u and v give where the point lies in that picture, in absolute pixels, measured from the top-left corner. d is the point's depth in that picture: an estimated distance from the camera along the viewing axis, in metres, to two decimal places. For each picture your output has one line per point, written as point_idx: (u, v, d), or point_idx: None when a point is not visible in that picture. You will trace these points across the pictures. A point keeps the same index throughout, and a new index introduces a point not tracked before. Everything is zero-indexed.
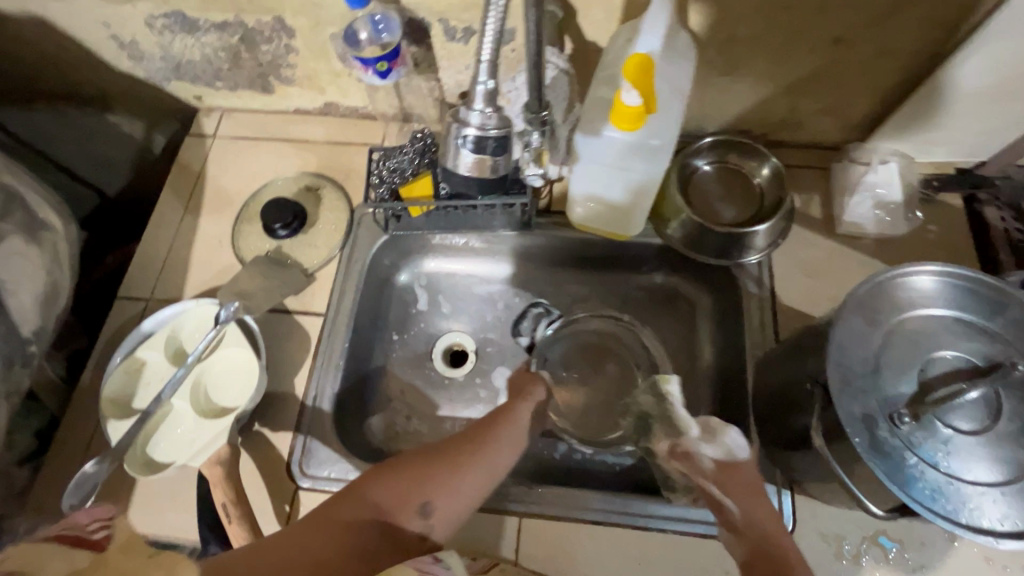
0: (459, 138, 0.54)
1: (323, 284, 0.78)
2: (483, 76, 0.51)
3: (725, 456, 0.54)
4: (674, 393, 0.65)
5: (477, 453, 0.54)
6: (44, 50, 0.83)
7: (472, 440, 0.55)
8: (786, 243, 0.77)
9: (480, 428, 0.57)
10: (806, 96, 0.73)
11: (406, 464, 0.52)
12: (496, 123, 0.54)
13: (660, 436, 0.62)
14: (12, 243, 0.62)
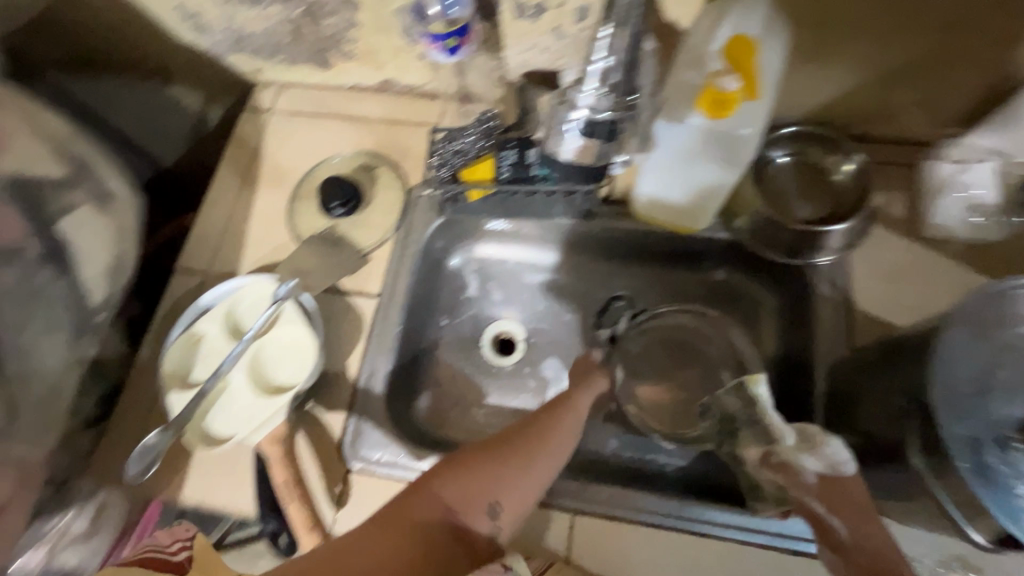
0: (567, 123, 0.61)
1: (377, 266, 0.77)
2: (602, 58, 0.54)
3: (827, 469, 0.51)
4: (764, 395, 0.60)
5: (535, 452, 0.55)
6: (109, 19, 0.83)
7: (531, 440, 0.56)
8: (865, 244, 0.72)
9: (537, 427, 0.58)
10: (900, 86, 0.68)
11: (471, 464, 0.52)
12: (607, 106, 0.58)
13: (750, 443, 0.60)
14: (84, 213, 0.63)
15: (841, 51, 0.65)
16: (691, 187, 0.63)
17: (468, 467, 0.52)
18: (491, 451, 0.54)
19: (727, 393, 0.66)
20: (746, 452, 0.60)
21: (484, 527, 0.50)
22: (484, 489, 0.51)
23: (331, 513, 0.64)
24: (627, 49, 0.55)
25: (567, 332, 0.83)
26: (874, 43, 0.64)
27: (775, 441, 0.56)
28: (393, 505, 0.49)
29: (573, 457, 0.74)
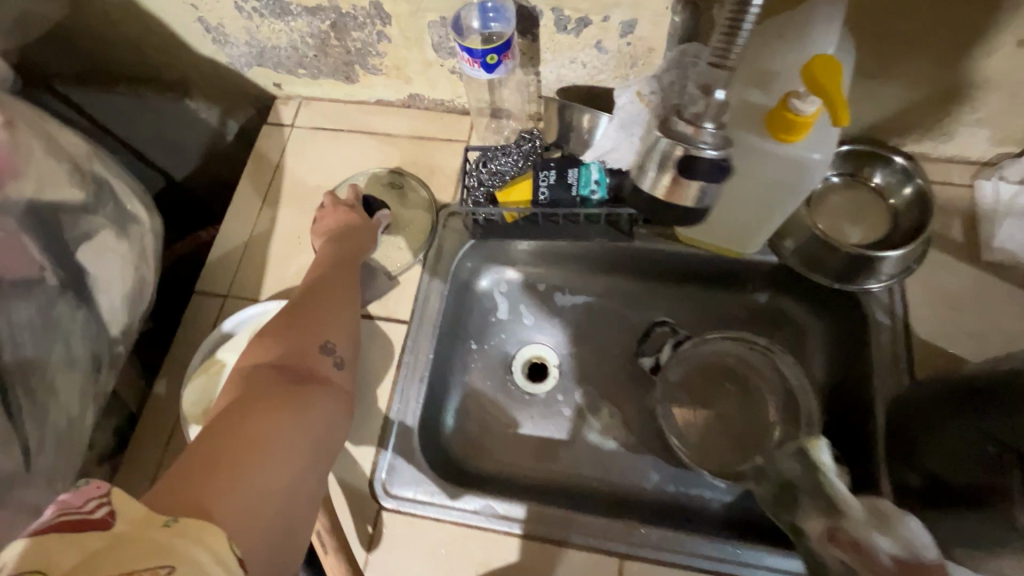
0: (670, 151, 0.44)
1: (406, 289, 0.74)
2: (719, 82, 0.42)
3: (907, 552, 0.48)
4: (826, 462, 0.57)
5: (330, 305, 0.64)
6: (126, 31, 0.80)
7: (309, 297, 0.65)
8: (923, 269, 0.68)
9: (329, 283, 0.67)
10: (963, 103, 0.65)
11: (281, 333, 0.60)
12: (718, 142, 0.43)
13: (810, 513, 0.55)
14: (104, 238, 0.60)
15: (902, 68, 0.62)
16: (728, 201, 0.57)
17: (269, 345, 0.58)
18: (289, 323, 0.61)
19: (785, 458, 0.61)
20: (807, 524, 0.55)
21: (328, 364, 0.59)
22: (306, 349, 0.59)
23: (361, 555, 0.61)
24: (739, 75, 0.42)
25: (603, 358, 0.79)
26: (938, 60, 0.60)
27: (840, 514, 0.53)
28: (234, 394, 0.51)
29: (614, 492, 0.70)
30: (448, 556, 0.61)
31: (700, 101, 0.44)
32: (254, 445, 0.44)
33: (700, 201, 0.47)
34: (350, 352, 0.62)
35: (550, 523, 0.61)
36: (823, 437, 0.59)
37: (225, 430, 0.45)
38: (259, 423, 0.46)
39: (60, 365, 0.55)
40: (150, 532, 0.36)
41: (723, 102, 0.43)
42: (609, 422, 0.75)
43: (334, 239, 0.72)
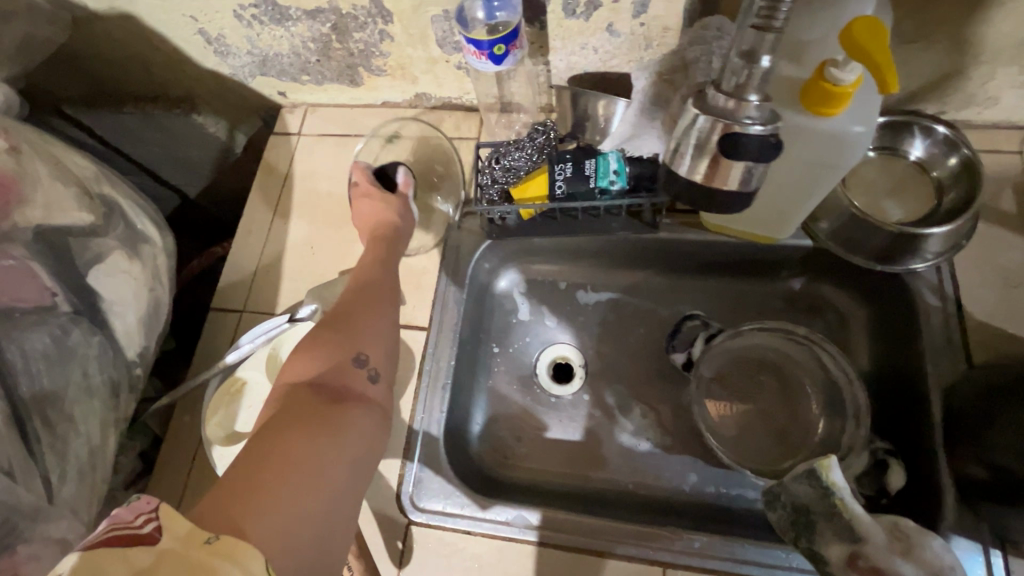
0: (694, 135, 0.39)
1: (424, 295, 0.72)
2: (768, 46, 0.34)
3: None
4: (842, 485, 0.51)
5: (366, 314, 0.61)
6: (130, 50, 0.80)
7: (345, 304, 0.62)
8: (972, 244, 0.64)
9: (365, 289, 0.64)
10: (1011, 65, 0.60)
11: (318, 343, 0.57)
12: (761, 116, 0.37)
13: (830, 540, 0.50)
14: (116, 261, 0.59)
15: (942, 30, 0.57)
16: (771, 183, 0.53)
17: (307, 355, 0.56)
18: (324, 331, 0.58)
19: (795, 480, 0.53)
20: (828, 551, 0.50)
21: (364, 379, 0.55)
22: (344, 360, 0.56)
23: (392, 573, 0.59)
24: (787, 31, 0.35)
25: (633, 356, 0.75)
26: (985, 16, 0.56)
27: (860, 539, 0.49)
28: (272, 411, 0.49)
29: (651, 495, 0.67)
30: (483, 571, 0.58)
31: (744, 71, 0.36)
32: (293, 468, 0.42)
33: (747, 183, 0.39)
34: (386, 366, 0.59)
35: (587, 534, 0.58)
36: (833, 455, 0.52)
37: (266, 448, 0.43)
38: (298, 445, 0.44)
39: (78, 395, 0.53)
40: (194, 551, 0.34)
41: (768, 67, 0.35)
42: (641, 423, 0.72)
43: (371, 247, 0.69)
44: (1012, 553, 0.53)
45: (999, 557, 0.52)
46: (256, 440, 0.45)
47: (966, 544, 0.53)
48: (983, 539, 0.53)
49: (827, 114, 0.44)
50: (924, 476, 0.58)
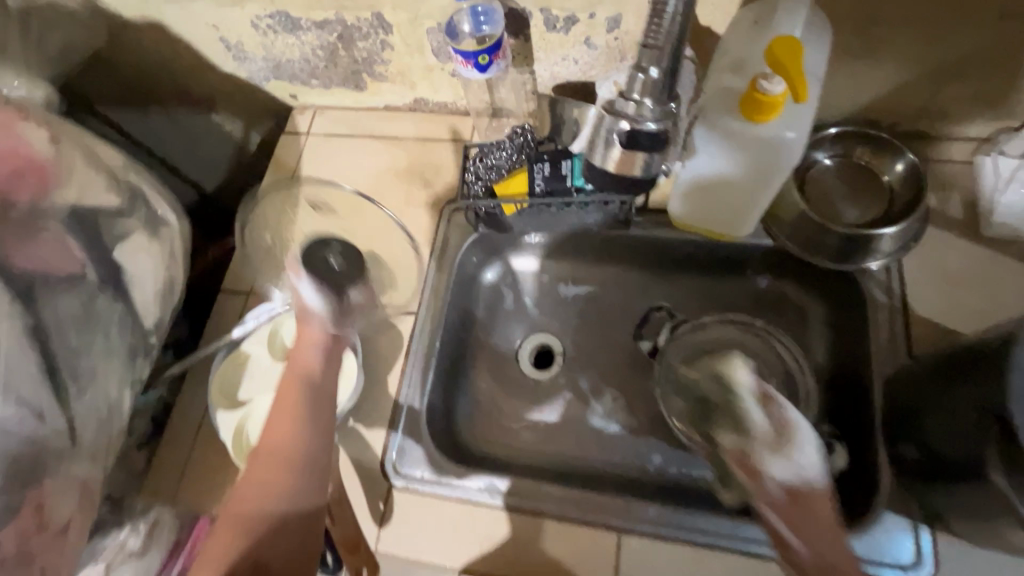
0: (612, 132, 0.49)
1: (414, 282, 0.78)
2: (650, 60, 0.44)
3: (797, 479, 0.56)
4: (744, 384, 0.65)
5: (259, 500, 0.51)
6: (158, 55, 0.88)
7: (260, 473, 0.53)
8: (920, 247, 0.68)
9: (296, 429, 0.55)
10: (955, 81, 0.65)
11: (222, 524, 0.50)
12: (654, 114, 0.47)
13: (722, 427, 0.64)
14: (138, 240, 0.66)
15: (889, 48, 0.63)
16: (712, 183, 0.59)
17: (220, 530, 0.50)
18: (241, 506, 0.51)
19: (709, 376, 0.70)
20: (719, 435, 0.64)
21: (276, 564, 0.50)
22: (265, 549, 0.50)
23: (373, 532, 0.65)
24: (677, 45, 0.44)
25: (607, 345, 0.81)
26: (926, 36, 0.61)
27: (749, 432, 0.62)
28: None
29: (618, 473, 0.73)
30: (455, 532, 0.64)
31: (635, 79, 0.46)
32: None
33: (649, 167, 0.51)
34: (301, 542, 0.52)
35: (550, 501, 0.64)
36: (743, 359, 0.68)
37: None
38: None
39: (100, 355, 0.60)
40: None
41: (653, 77, 0.45)
42: (612, 407, 0.77)
43: (283, 399, 0.58)
44: (939, 529, 0.57)
45: (928, 532, 0.57)
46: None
47: (898, 520, 0.58)
48: (913, 516, 0.58)
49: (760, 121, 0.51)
50: (864, 458, 0.63)
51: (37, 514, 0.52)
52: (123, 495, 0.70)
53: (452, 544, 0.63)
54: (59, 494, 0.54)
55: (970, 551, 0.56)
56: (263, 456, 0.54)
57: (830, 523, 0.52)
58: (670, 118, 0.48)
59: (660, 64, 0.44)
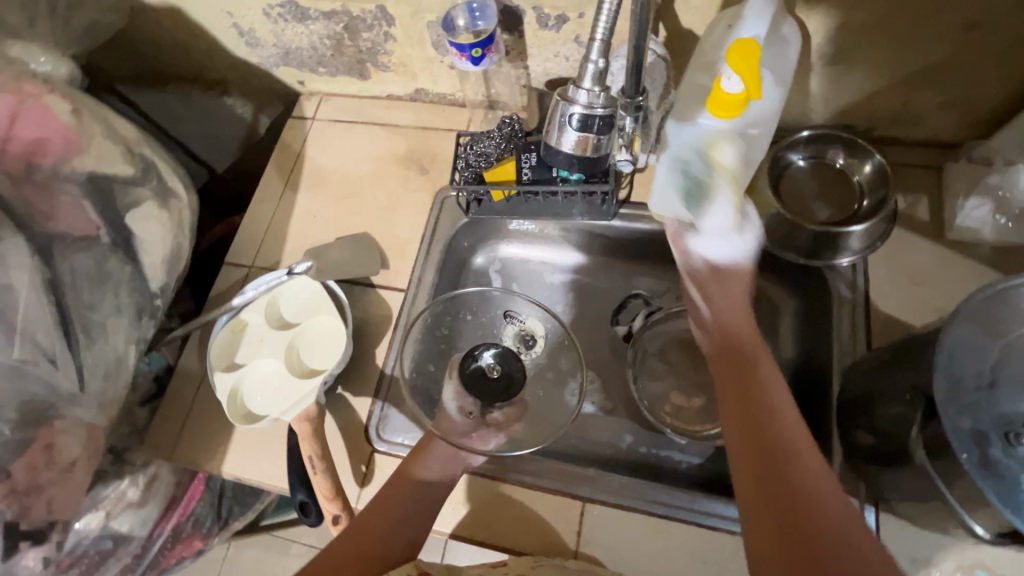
0: (565, 117, 0.52)
1: (406, 262, 0.82)
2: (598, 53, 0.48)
3: (724, 263, 0.69)
4: (730, 165, 0.60)
5: (411, 499, 0.63)
6: (175, 38, 0.93)
7: (383, 524, 0.61)
8: (887, 246, 0.71)
9: (420, 501, 0.63)
10: (925, 89, 0.68)
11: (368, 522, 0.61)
12: (603, 101, 0.51)
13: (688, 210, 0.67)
14: (148, 208, 0.71)
15: (861, 56, 0.66)
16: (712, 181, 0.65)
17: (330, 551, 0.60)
18: (345, 551, 0.59)
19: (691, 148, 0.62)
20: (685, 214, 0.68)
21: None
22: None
23: (355, 491, 0.69)
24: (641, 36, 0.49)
25: (588, 330, 0.85)
26: (894, 46, 0.64)
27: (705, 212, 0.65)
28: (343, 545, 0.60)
29: (589, 451, 0.76)
30: None
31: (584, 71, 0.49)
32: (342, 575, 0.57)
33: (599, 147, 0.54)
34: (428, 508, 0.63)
35: (522, 471, 0.68)
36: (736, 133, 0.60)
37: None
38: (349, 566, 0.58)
39: (109, 312, 0.65)
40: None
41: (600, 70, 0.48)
42: (588, 388, 0.81)
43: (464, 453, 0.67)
44: (884, 511, 0.60)
45: (872, 513, 0.61)
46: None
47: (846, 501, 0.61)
48: (860, 498, 0.61)
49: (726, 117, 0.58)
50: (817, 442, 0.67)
51: (47, 451, 0.59)
52: (125, 448, 0.75)
53: None
54: (66, 434, 0.61)
55: (913, 533, 0.59)
56: (392, 505, 0.63)
57: (733, 293, 0.67)
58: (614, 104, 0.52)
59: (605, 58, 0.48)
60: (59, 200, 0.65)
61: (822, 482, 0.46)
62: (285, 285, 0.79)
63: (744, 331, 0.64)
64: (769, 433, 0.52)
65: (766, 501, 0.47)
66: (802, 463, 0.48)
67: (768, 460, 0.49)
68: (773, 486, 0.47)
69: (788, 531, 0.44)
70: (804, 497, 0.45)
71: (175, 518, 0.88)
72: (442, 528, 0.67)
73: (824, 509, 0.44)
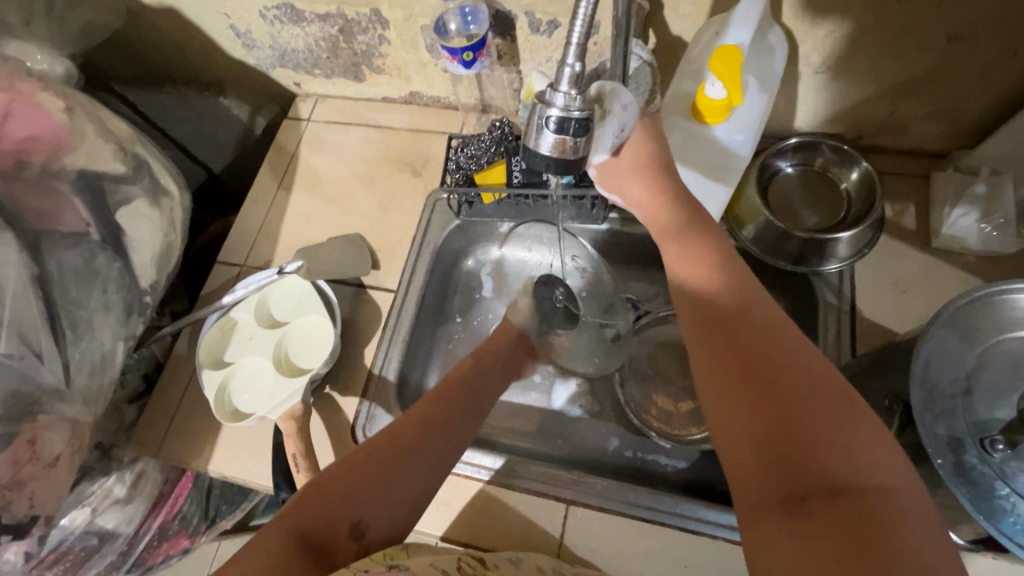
0: (538, 120, 0.41)
1: (396, 263, 0.83)
2: (573, 58, 0.39)
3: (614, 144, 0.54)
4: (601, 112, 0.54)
5: (464, 404, 0.62)
6: (173, 39, 0.94)
7: (439, 424, 0.58)
8: (874, 254, 0.72)
9: (466, 403, 0.63)
10: (911, 99, 0.69)
11: (435, 411, 0.59)
12: (582, 104, 0.41)
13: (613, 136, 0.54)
14: (139, 206, 0.72)
15: (848, 65, 0.67)
16: (703, 174, 0.63)
17: (377, 444, 0.54)
18: (395, 451, 0.54)
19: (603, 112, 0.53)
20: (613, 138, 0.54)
21: (352, 548, 0.49)
22: (371, 506, 0.50)
23: None
24: (625, 40, 0.50)
25: None
26: (880, 55, 0.64)
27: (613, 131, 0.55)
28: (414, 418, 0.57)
29: (577, 454, 0.76)
30: None
31: (559, 73, 0.40)
32: (413, 445, 0.55)
33: (577, 152, 0.42)
34: (472, 412, 0.62)
35: (514, 474, 0.68)
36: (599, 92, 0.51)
37: (291, 527, 0.47)
38: (422, 443, 0.55)
39: (97, 308, 0.66)
40: (343, 474, 0.51)
41: (582, 71, 0.40)
42: (576, 392, 0.81)
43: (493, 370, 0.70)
44: None
45: None
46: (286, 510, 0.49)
47: None
48: None
49: (706, 123, 0.59)
50: None
51: (30, 446, 0.59)
52: (112, 444, 0.75)
53: None
54: (50, 430, 0.61)
55: None
56: (439, 418, 0.58)
57: (637, 181, 0.56)
58: (596, 109, 0.42)
59: (584, 61, 0.40)
60: (50, 197, 0.65)
61: (781, 341, 0.40)
62: (276, 284, 0.80)
63: (658, 203, 0.55)
64: (721, 309, 0.44)
65: (722, 382, 0.40)
66: (756, 335, 0.41)
67: (722, 332, 0.43)
68: (732, 363, 0.41)
69: (755, 409, 0.38)
70: (766, 369, 0.39)
71: (163, 516, 0.88)
72: (431, 530, 0.67)
73: (790, 381, 0.37)
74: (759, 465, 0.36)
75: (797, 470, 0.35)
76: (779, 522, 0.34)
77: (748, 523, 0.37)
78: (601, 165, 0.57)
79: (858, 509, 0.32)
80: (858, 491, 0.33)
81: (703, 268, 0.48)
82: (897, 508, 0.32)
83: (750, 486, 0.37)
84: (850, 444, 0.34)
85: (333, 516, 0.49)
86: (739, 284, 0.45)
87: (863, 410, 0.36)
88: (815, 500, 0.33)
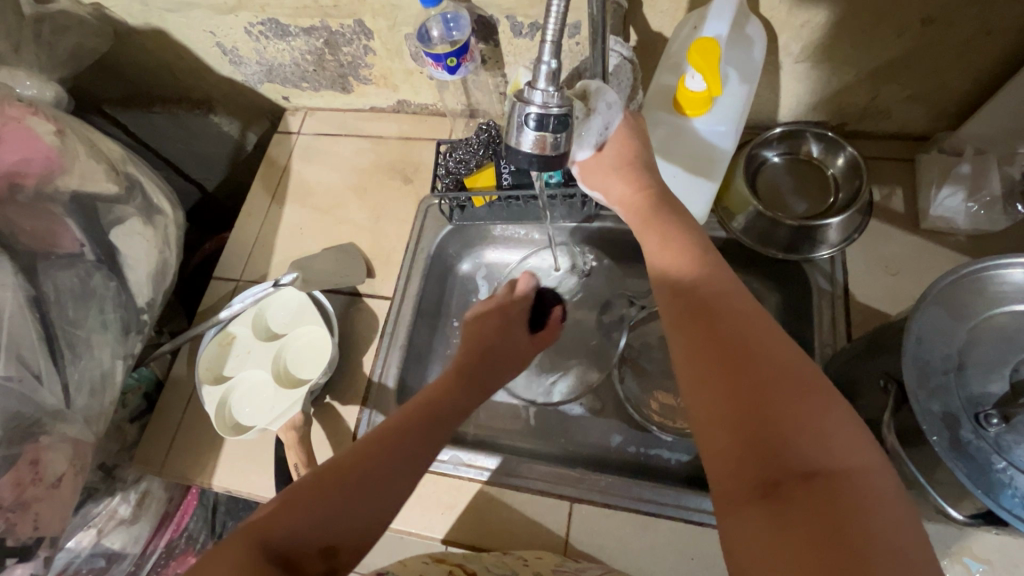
0: (518, 118, 0.42)
1: (391, 270, 0.83)
2: (549, 55, 0.40)
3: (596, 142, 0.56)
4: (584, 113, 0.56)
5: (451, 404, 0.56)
6: (161, 59, 0.94)
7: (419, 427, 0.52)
8: (863, 238, 0.72)
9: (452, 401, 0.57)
10: (891, 83, 0.69)
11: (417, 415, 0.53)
12: (560, 101, 0.42)
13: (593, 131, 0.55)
14: (133, 224, 0.73)
15: (827, 52, 0.67)
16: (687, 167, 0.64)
17: (361, 454, 0.48)
18: (367, 458, 0.48)
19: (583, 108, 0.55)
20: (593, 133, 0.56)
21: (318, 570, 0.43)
22: (345, 521, 0.45)
23: None
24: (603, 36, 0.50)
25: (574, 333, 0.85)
26: (858, 42, 0.65)
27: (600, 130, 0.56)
28: (394, 424, 0.52)
29: (580, 451, 0.76)
30: (418, 499, 0.68)
31: (535, 70, 0.41)
32: (387, 454, 0.49)
33: (559, 147, 0.42)
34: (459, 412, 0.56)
35: (517, 474, 0.68)
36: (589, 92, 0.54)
37: (256, 541, 0.42)
38: (399, 447, 0.50)
39: (94, 327, 0.66)
40: (313, 484, 0.46)
41: (558, 68, 0.41)
42: (576, 390, 0.81)
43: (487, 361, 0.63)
44: None
45: None
46: (260, 516, 0.44)
47: None
48: None
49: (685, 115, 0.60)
50: None
51: (33, 467, 0.60)
52: (115, 464, 0.75)
53: (414, 514, 0.68)
54: (52, 450, 0.61)
55: None
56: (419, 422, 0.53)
57: (621, 177, 0.56)
58: (575, 105, 0.43)
59: (560, 58, 0.41)
60: (44, 220, 0.66)
61: (754, 326, 0.41)
62: (272, 297, 0.80)
63: (640, 195, 0.55)
64: (697, 296, 0.44)
65: (699, 367, 0.40)
66: (733, 322, 0.41)
67: (697, 318, 0.43)
68: (708, 348, 0.41)
69: (730, 393, 0.38)
70: (740, 354, 0.39)
71: (168, 534, 0.89)
72: (436, 533, 0.67)
73: (767, 368, 0.38)
74: (733, 449, 0.37)
75: (770, 454, 0.35)
76: (754, 506, 0.34)
77: (723, 510, 0.36)
78: (585, 164, 0.58)
79: (831, 494, 0.32)
80: (832, 473, 0.33)
81: (678, 256, 0.49)
82: (869, 490, 0.32)
83: (727, 473, 0.37)
84: (820, 427, 0.35)
85: (307, 531, 0.43)
86: (716, 271, 0.46)
87: (836, 397, 0.36)
88: (790, 484, 0.34)
